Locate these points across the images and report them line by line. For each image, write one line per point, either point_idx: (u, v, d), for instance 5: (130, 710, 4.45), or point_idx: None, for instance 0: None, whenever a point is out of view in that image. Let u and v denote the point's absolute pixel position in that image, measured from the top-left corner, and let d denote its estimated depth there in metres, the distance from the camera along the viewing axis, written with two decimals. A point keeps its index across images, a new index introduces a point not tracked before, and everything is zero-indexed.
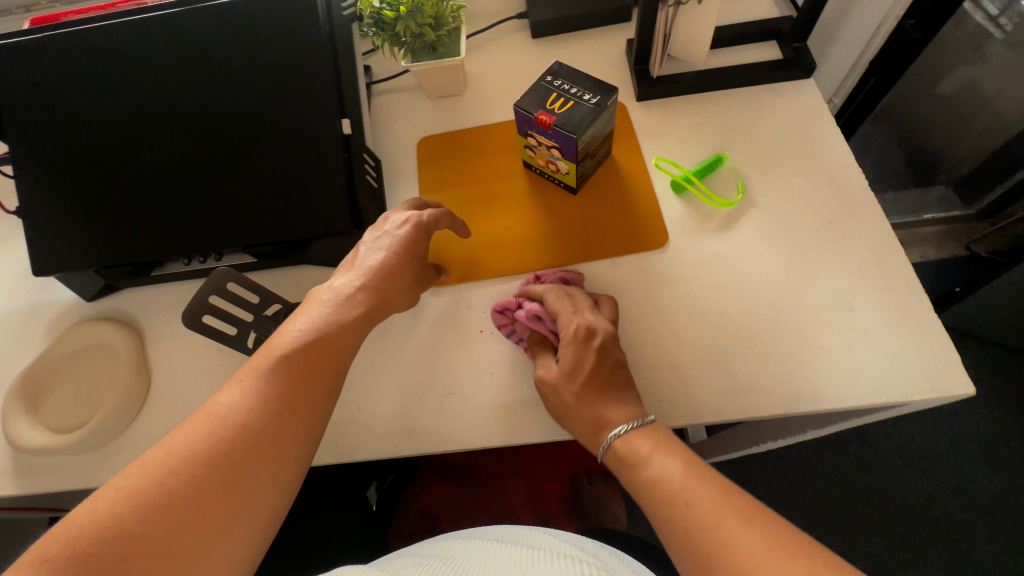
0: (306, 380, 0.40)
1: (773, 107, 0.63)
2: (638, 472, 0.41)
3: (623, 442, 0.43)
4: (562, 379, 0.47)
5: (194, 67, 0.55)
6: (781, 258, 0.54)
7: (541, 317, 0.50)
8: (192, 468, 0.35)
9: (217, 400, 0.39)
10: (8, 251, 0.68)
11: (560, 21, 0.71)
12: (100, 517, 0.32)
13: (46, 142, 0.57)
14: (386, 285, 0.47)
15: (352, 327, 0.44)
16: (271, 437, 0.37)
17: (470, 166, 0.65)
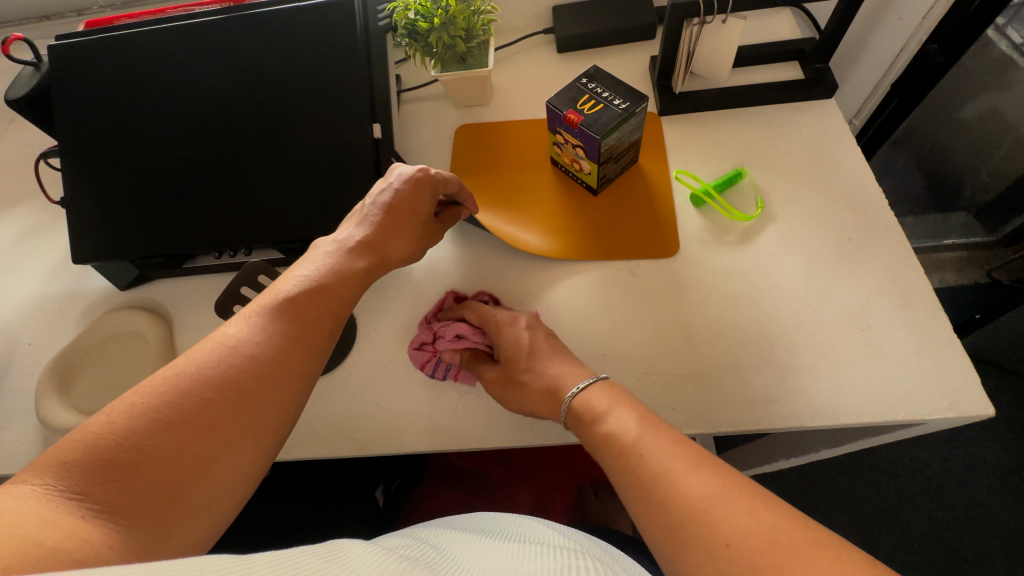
0: (309, 319, 0.42)
1: (794, 126, 0.64)
2: (596, 428, 0.45)
3: (580, 402, 0.47)
4: (509, 363, 0.52)
5: (237, 68, 0.58)
6: (800, 272, 0.55)
7: (465, 335, 0.54)
8: (202, 388, 0.36)
9: (223, 330, 0.40)
10: (50, 239, 0.71)
11: (588, 37, 0.73)
12: (112, 427, 0.33)
13: (94, 136, 0.60)
14: (386, 241, 0.50)
15: (354, 277, 0.47)
16: (276, 368, 0.39)
17: (501, 160, 0.67)
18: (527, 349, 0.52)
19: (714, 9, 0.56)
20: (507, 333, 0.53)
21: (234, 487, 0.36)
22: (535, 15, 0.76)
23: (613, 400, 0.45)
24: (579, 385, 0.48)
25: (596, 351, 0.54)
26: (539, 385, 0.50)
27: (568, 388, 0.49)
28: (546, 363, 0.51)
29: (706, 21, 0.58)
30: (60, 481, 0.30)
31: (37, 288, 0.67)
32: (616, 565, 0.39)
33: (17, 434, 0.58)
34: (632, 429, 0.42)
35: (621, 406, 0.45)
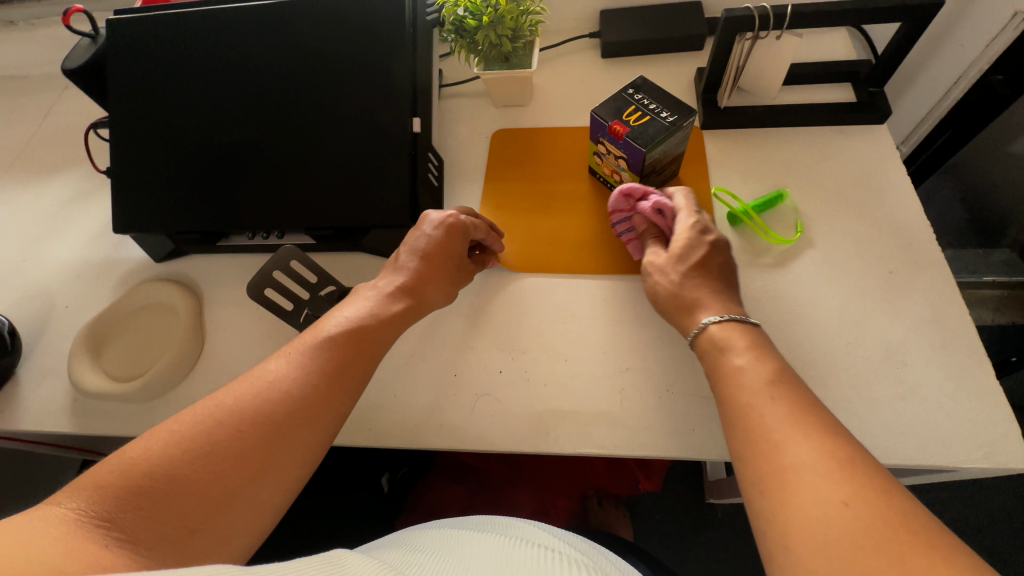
0: (344, 359, 0.43)
1: (841, 149, 0.62)
2: (726, 357, 0.42)
3: (718, 331, 0.44)
4: (669, 260, 0.50)
5: (285, 55, 0.59)
6: (836, 302, 0.53)
7: (665, 213, 0.53)
8: (236, 423, 0.37)
9: (263, 367, 0.42)
10: (93, 207, 0.74)
11: (633, 44, 0.72)
12: (148, 455, 0.34)
13: (144, 110, 0.62)
14: (425, 286, 0.50)
15: (391, 321, 0.47)
16: (308, 408, 0.40)
17: (538, 166, 0.67)
18: (698, 260, 0.49)
19: (769, 24, 0.55)
20: (687, 234, 0.50)
21: (253, 526, 0.36)
22: (581, 18, 0.76)
23: (753, 346, 0.42)
24: (717, 316, 0.45)
25: (618, 365, 0.53)
26: (674, 299, 0.49)
27: (711, 314, 0.46)
28: (706, 281, 0.48)
29: (759, 36, 0.57)
30: (91, 507, 0.32)
31: (77, 253, 0.70)
32: (610, 565, 0.39)
33: (50, 392, 0.60)
34: (762, 380, 0.39)
35: (762, 353, 0.42)
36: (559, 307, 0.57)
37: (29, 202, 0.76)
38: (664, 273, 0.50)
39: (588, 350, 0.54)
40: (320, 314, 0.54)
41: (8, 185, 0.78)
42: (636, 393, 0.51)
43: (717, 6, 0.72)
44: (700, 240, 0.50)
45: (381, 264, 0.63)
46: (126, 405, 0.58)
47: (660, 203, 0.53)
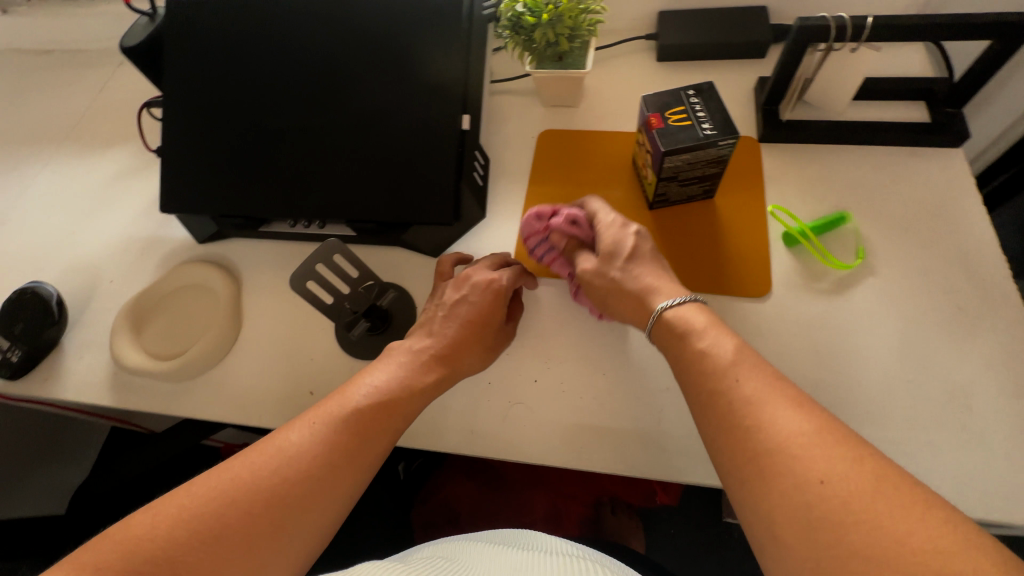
0: (368, 437, 0.41)
1: (911, 172, 0.58)
2: (690, 341, 0.42)
3: (673, 313, 0.44)
4: (602, 262, 0.50)
5: (340, 44, 0.58)
6: (896, 335, 0.50)
7: (580, 223, 0.53)
8: (248, 503, 0.36)
9: (284, 436, 0.40)
10: (141, 183, 0.75)
11: (692, 48, 0.69)
12: (155, 531, 0.34)
13: (197, 91, 0.62)
14: (457, 354, 0.48)
15: (420, 392, 0.45)
16: (323, 492, 0.38)
17: (583, 169, 0.65)
18: (629, 251, 0.49)
19: (845, 36, 0.52)
20: (611, 232, 0.50)
21: None
22: (639, 18, 0.73)
23: (713, 322, 0.42)
24: (674, 299, 0.45)
25: (658, 383, 0.51)
26: (632, 290, 0.47)
27: (660, 301, 0.45)
28: (644, 269, 0.48)
29: (833, 47, 0.54)
30: None
31: (124, 228, 0.71)
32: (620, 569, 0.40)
33: (93, 364, 0.62)
34: (729, 352, 0.39)
35: (720, 328, 0.42)
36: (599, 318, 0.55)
37: (81, 175, 0.77)
38: (602, 274, 0.49)
39: (627, 366, 0.52)
40: (360, 309, 0.56)
41: (61, 158, 0.80)
42: (676, 416, 0.49)
43: (785, 12, 0.69)
44: (625, 231, 0.50)
45: (420, 261, 0.62)
46: (163, 383, 0.60)
47: (574, 215, 0.52)
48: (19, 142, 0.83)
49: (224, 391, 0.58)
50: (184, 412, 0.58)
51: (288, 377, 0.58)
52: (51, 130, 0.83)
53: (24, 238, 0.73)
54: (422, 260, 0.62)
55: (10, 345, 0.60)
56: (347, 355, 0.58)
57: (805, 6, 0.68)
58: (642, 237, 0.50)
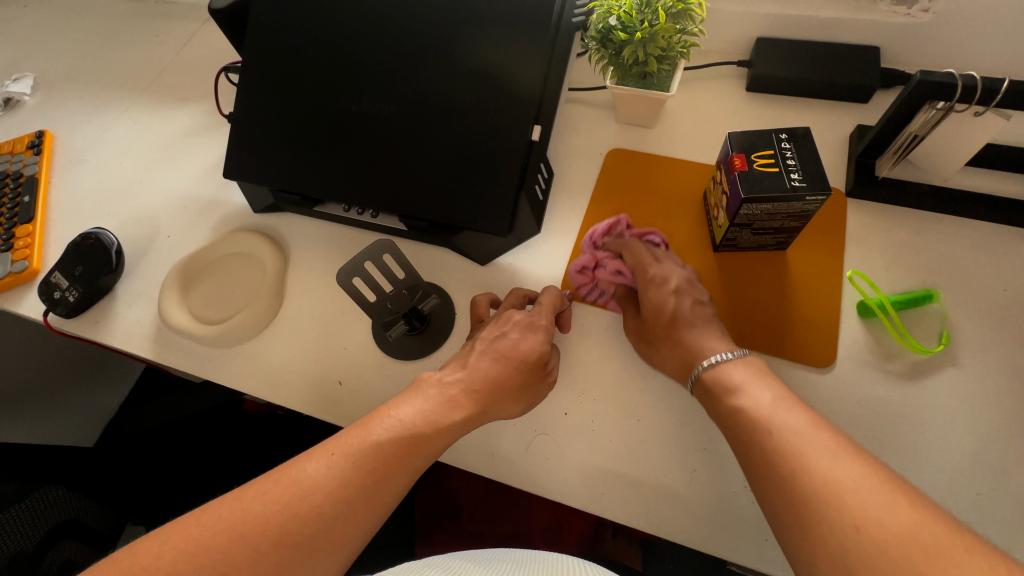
0: (387, 474, 0.40)
1: (1018, 257, 0.52)
2: (726, 401, 0.43)
3: (717, 376, 0.45)
4: (649, 321, 0.50)
5: (421, 35, 0.57)
6: (971, 440, 0.45)
7: (622, 272, 0.53)
8: (258, 539, 0.35)
9: (302, 467, 0.40)
10: (209, 142, 0.76)
11: (787, 83, 0.64)
12: (164, 561, 0.34)
13: (276, 64, 0.62)
14: (489, 393, 0.46)
15: (447, 429, 0.43)
16: (336, 531, 0.37)
17: (647, 197, 0.62)
18: (671, 316, 0.49)
19: (972, 98, 0.46)
20: (653, 292, 0.50)
21: None
22: (734, 41, 0.68)
23: (754, 378, 0.43)
24: (719, 355, 0.46)
25: (694, 444, 0.48)
26: (680, 353, 0.48)
27: (704, 358, 0.46)
28: (688, 332, 0.48)
29: (954, 108, 0.48)
30: None
31: (186, 185, 0.73)
32: None
33: (141, 316, 0.64)
34: (766, 404, 0.40)
35: (760, 384, 0.42)
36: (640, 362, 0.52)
37: (154, 127, 0.79)
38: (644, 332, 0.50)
39: (663, 417, 0.49)
40: (401, 310, 0.55)
41: (139, 107, 0.82)
42: (710, 480, 0.46)
43: (899, 56, 0.63)
44: (666, 288, 0.50)
45: (466, 267, 0.61)
46: (202, 346, 0.61)
47: (617, 266, 0.53)
48: (102, 85, 0.86)
49: (259, 364, 0.59)
50: (218, 379, 0.59)
51: (321, 361, 0.58)
52: (133, 78, 0.86)
53: (95, 181, 0.76)
54: (469, 266, 0.61)
55: (69, 285, 0.63)
56: (381, 351, 0.57)
57: (924, 53, 0.62)
58: (682, 294, 0.50)
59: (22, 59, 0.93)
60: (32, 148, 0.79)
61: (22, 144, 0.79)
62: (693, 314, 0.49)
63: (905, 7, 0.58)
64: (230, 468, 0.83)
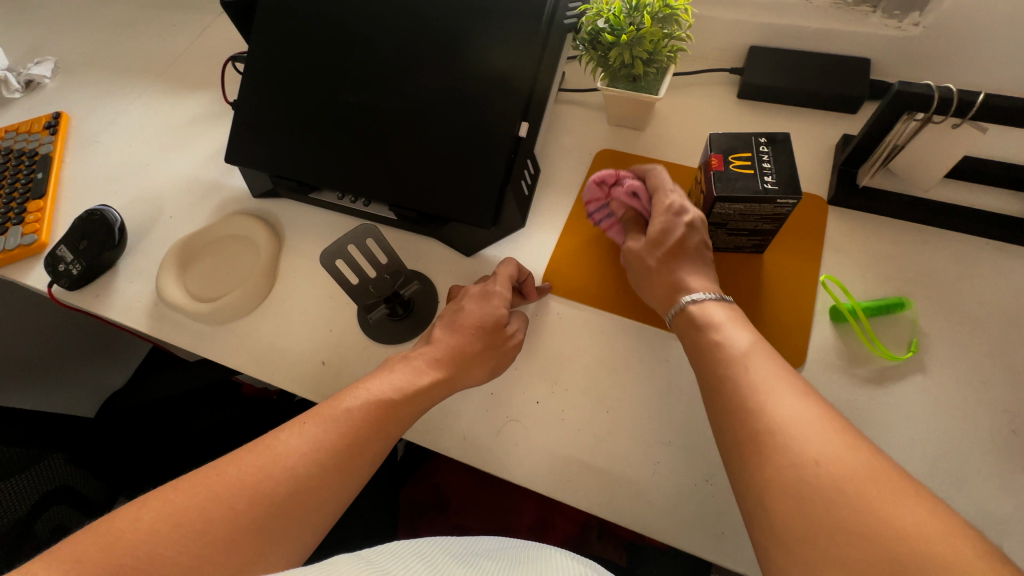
0: (356, 435, 0.42)
1: (995, 270, 0.52)
2: (705, 332, 0.43)
3: (696, 307, 0.45)
4: (647, 246, 0.50)
5: (418, 30, 0.59)
6: (934, 446, 0.46)
7: (638, 196, 0.53)
8: (235, 499, 0.37)
9: (277, 437, 0.42)
10: (215, 129, 0.79)
11: (776, 91, 0.65)
12: (141, 523, 0.35)
13: (279, 54, 0.64)
14: (456, 361, 0.49)
15: (416, 395, 0.46)
16: (310, 490, 0.40)
17: None
18: (677, 242, 0.49)
19: (948, 110, 0.47)
20: (661, 218, 0.50)
21: None
22: (728, 50, 0.70)
23: (732, 319, 0.43)
24: (704, 292, 0.46)
25: (660, 437, 0.49)
26: (664, 279, 0.49)
27: (687, 293, 0.47)
28: (684, 265, 0.48)
29: (932, 119, 0.48)
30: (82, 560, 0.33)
31: (191, 168, 0.75)
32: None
33: (140, 291, 0.66)
34: (744, 345, 0.40)
35: (740, 325, 0.43)
36: (613, 356, 0.53)
37: (163, 113, 0.82)
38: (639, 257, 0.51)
39: (631, 410, 0.51)
40: (382, 294, 0.56)
41: (151, 93, 0.85)
42: (674, 473, 0.47)
43: (887, 69, 0.64)
44: (676, 220, 0.49)
45: (452, 257, 0.63)
46: (196, 323, 0.63)
47: (635, 187, 0.53)
48: (119, 72, 0.90)
49: (249, 342, 0.62)
50: (209, 354, 0.62)
51: (307, 343, 0.60)
52: (148, 66, 0.89)
53: (106, 162, 0.79)
54: (455, 257, 0.63)
55: (73, 259, 0.66)
56: (364, 335, 0.59)
57: (914, 66, 0.62)
58: (692, 230, 0.49)
59: (45, 45, 0.97)
60: (48, 128, 0.82)
61: (39, 124, 0.82)
62: (696, 251, 0.49)
63: (897, 20, 0.59)
64: (220, 447, 0.85)
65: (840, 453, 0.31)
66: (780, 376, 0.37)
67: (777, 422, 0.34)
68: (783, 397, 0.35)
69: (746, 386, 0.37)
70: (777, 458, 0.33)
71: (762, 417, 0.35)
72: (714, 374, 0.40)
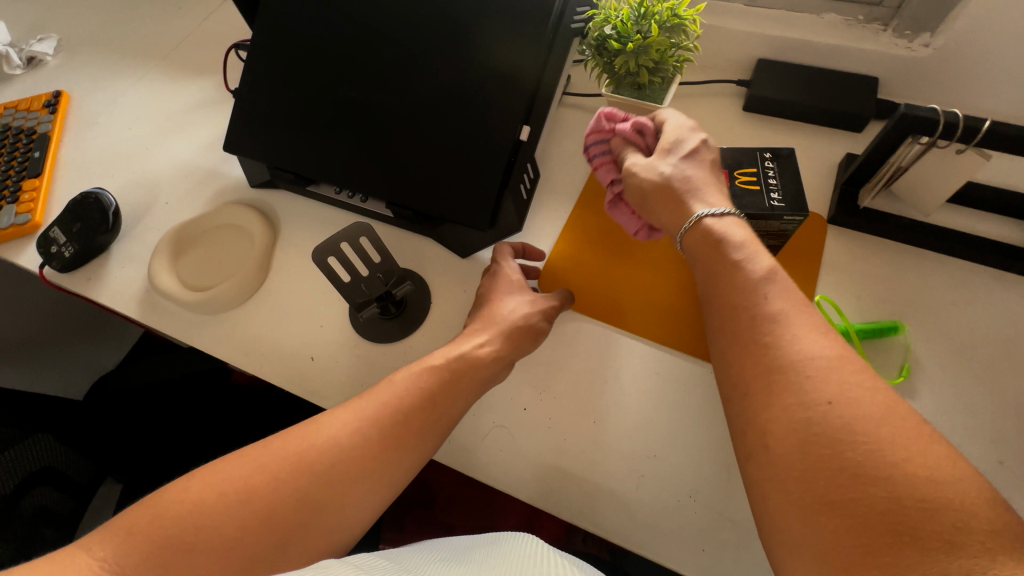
0: (404, 408, 0.43)
1: (990, 297, 0.52)
2: (723, 255, 0.40)
3: (713, 227, 0.41)
4: (659, 157, 0.46)
5: (424, 26, 0.58)
6: None
7: (643, 133, 0.49)
8: (284, 471, 0.39)
9: (327, 415, 0.43)
10: (215, 116, 0.78)
11: (782, 105, 0.64)
12: (186, 497, 0.37)
13: (282, 44, 0.64)
14: (497, 325, 0.50)
15: (464, 366, 0.46)
16: (356, 465, 0.40)
17: None
18: (689, 153, 0.46)
19: (953, 135, 0.46)
20: (678, 134, 0.47)
21: None
22: (736, 61, 0.69)
23: (749, 241, 0.40)
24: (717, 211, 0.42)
25: (645, 450, 0.49)
26: (678, 193, 0.44)
27: (701, 210, 0.42)
28: (698, 183, 0.44)
29: (936, 143, 0.48)
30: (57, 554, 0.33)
31: (189, 154, 0.75)
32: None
33: (133, 276, 0.66)
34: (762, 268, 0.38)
35: (759, 248, 0.40)
36: (602, 366, 0.53)
37: (165, 96, 0.82)
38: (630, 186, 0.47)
39: (620, 421, 0.50)
40: (374, 294, 0.55)
41: (153, 76, 0.85)
42: (658, 487, 0.47)
43: (895, 89, 0.63)
44: (691, 138, 0.47)
45: (447, 258, 0.63)
46: (187, 311, 0.63)
47: (642, 123, 0.49)
48: (121, 52, 0.89)
49: (240, 333, 0.61)
50: (198, 344, 0.61)
51: (298, 337, 0.60)
52: (151, 48, 0.88)
53: (104, 144, 0.78)
54: (450, 258, 0.62)
55: (66, 241, 0.66)
56: (354, 332, 0.59)
57: (922, 87, 0.62)
58: (701, 152, 0.46)
59: (49, 21, 0.96)
60: (48, 107, 0.81)
61: (39, 102, 0.82)
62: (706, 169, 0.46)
63: (907, 40, 0.59)
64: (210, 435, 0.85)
65: (900, 431, 0.29)
66: (825, 335, 0.34)
67: (830, 398, 0.31)
68: (840, 385, 0.31)
69: (801, 361, 0.33)
70: (840, 445, 0.29)
71: (826, 420, 0.30)
72: (762, 344, 0.35)
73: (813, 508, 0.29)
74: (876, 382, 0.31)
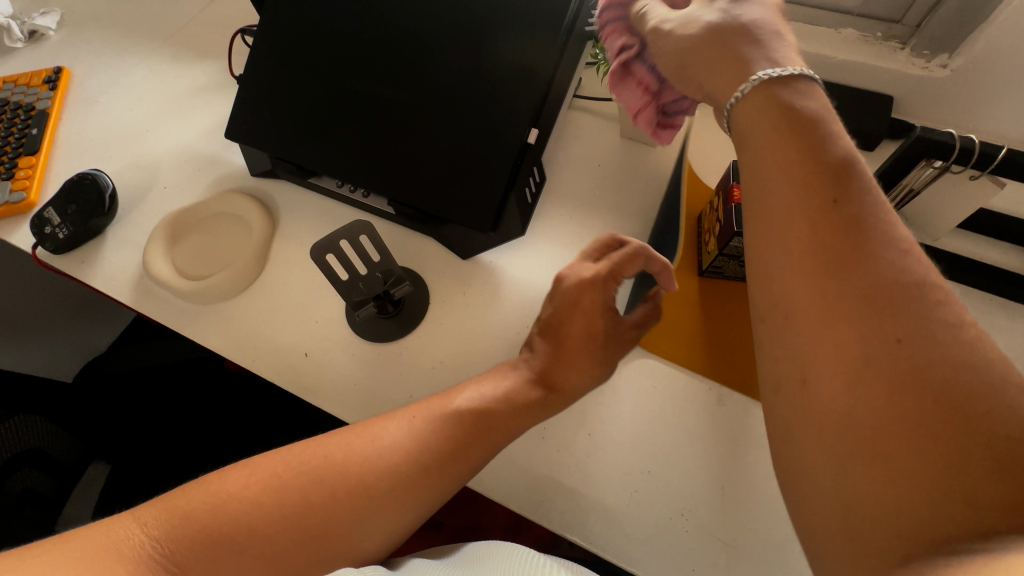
0: (462, 437, 0.43)
1: (993, 325, 0.51)
2: (791, 132, 0.32)
3: (780, 99, 0.32)
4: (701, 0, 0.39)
5: (436, 22, 0.57)
6: None
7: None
8: (339, 485, 0.40)
9: (383, 426, 0.44)
10: (218, 101, 0.77)
11: None
12: (245, 491, 0.39)
13: (289, 33, 0.62)
14: (566, 369, 0.47)
15: (523, 409, 0.46)
16: (408, 484, 0.42)
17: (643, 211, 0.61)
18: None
19: (968, 161, 0.45)
20: None
21: None
22: None
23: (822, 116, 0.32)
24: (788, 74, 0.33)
25: (639, 465, 0.48)
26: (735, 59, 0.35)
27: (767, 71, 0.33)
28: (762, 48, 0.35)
29: (950, 168, 0.47)
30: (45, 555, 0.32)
31: (190, 139, 0.73)
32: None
33: (127, 261, 0.65)
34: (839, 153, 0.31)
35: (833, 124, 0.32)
36: None
37: (168, 78, 0.80)
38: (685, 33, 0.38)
39: (619, 434, 0.50)
40: (372, 293, 0.53)
41: (157, 56, 0.83)
42: (650, 504, 0.47)
43: (910, 108, 0.62)
44: None
45: (446, 258, 0.62)
46: (179, 299, 0.62)
47: None
48: (125, 31, 0.87)
49: (233, 325, 0.60)
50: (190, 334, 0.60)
51: (292, 332, 0.59)
52: (156, 28, 0.86)
53: (104, 123, 0.77)
54: (449, 258, 0.62)
55: (60, 223, 0.65)
56: (349, 330, 0.58)
57: (938, 108, 0.61)
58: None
59: None
60: (47, 83, 0.80)
61: (38, 78, 0.80)
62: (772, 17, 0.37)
63: (924, 60, 0.58)
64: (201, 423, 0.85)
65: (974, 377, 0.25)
66: (906, 252, 0.28)
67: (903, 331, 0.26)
68: (914, 322, 0.26)
69: (878, 281, 0.28)
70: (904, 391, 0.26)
71: (895, 357, 0.26)
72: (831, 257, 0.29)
73: (851, 465, 0.26)
74: (956, 314, 0.27)
